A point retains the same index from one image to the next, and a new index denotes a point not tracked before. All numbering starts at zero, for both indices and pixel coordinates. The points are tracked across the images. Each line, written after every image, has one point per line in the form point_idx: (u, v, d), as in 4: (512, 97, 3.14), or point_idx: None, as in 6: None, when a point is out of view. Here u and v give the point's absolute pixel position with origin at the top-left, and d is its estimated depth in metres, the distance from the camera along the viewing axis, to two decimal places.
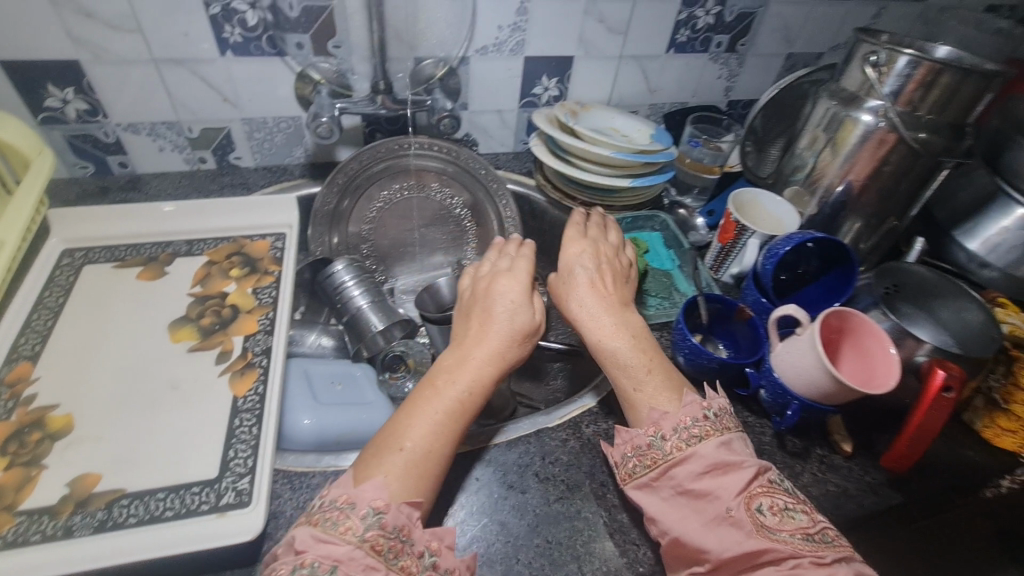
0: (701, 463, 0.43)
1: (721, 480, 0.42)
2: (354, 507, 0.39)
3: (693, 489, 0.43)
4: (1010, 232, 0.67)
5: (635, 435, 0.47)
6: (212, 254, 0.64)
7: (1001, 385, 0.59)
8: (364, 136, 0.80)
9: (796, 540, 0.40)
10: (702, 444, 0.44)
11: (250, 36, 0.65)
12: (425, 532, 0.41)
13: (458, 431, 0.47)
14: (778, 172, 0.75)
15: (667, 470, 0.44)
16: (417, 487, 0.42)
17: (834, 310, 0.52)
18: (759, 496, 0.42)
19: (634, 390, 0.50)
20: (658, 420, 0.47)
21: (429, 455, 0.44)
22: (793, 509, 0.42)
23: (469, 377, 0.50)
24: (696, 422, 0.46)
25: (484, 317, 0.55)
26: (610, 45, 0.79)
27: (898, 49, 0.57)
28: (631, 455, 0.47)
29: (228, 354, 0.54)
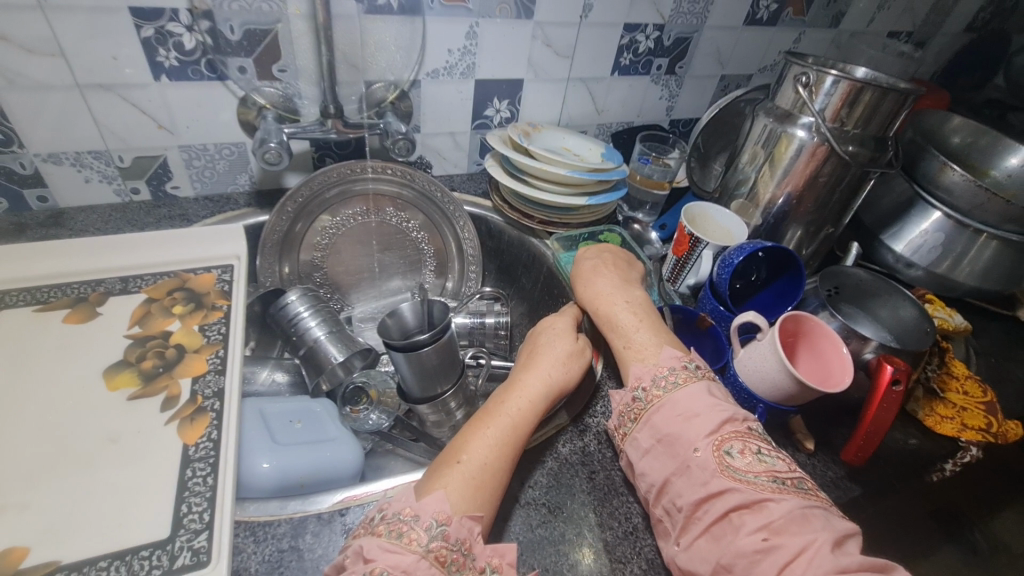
0: (674, 409, 0.47)
1: (696, 423, 0.45)
2: (417, 519, 0.40)
3: (669, 436, 0.46)
4: (929, 233, 0.73)
5: (622, 396, 0.52)
6: (151, 290, 0.59)
7: (937, 374, 0.65)
8: (314, 161, 0.77)
9: (761, 481, 0.41)
10: (678, 389, 0.48)
11: (187, 60, 0.62)
12: (487, 548, 0.41)
13: (517, 446, 0.48)
14: (722, 187, 0.79)
15: (648, 419, 0.48)
16: (476, 501, 0.43)
17: (789, 315, 0.55)
18: (730, 439, 0.44)
19: (624, 347, 0.56)
20: (640, 375, 0.51)
21: (488, 470, 0.45)
22: (766, 454, 0.43)
23: (522, 397, 0.52)
24: (673, 370, 0.50)
25: (540, 349, 0.59)
26: (558, 67, 0.81)
27: (825, 70, 0.61)
28: (622, 412, 0.51)
29: (175, 400, 0.50)
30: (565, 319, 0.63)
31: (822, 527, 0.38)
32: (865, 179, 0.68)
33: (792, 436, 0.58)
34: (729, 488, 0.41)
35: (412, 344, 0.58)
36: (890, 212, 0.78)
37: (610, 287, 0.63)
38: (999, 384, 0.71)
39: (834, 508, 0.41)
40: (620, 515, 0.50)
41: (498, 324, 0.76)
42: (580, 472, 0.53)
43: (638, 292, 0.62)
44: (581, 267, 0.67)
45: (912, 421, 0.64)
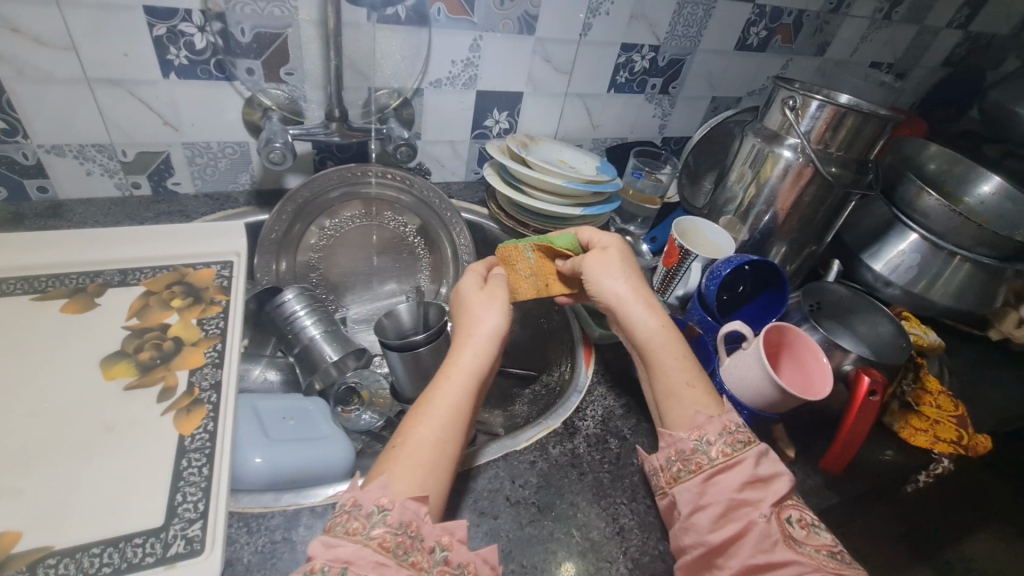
0: (745, 473, 0.45)
1: (762, 491, 0.45)
2: (361, 509, 0.39)
3: (734, 499, 0.44)
4: (906, 254, 0.77)
5: (678, 440, 0.49)
6: (150, 283, 0.60)
7: (913, 389, 0.68)
8: (315, 163, 0.79)
9: (819, 555, 0.42)
10: (748, 450, 0.46)
11: (196, 60, 0.63)
12: (435, 527, 0.40)
13: (462, 421, 0.46)
14: (711, 204, 0.82)
15: (712, 477, 0.46)
16: (423, 484, 0.41)
17: (774, 326, 0.57)
18: (790, 509, 0.45)
19: (689, 385, 0.51)
20: (703, 425, 0.48)
21: (432, 448, 0.43)
22: (818, 527, 0.44)
23: (464, 366, 0.49)
24: (738, 428, 0.48)
25: (466, 310, 0.55)
26: (557, 83, 0.84)
27: (811, 95, 0.64)
28: (675, 459, 0.48)
29: (171, 392, 0.50)
30: (473, 279, 0.58)
31: None
32: (847, 201, 0.71)
33: (774, 444, 0.60)
34: (793, 559, 0.41)
35: (408, 344, 0.60)
36: (870, 233, 0.82)
37: (635, 296, 0.56)
38: (970, 401, 0.74)
39: None
40: (607, 516, 0.51)
41: None
42: (569, 473, 0.54)
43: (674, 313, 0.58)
44: (592, 269, 0.58)
45: (888, 434, 0.66)
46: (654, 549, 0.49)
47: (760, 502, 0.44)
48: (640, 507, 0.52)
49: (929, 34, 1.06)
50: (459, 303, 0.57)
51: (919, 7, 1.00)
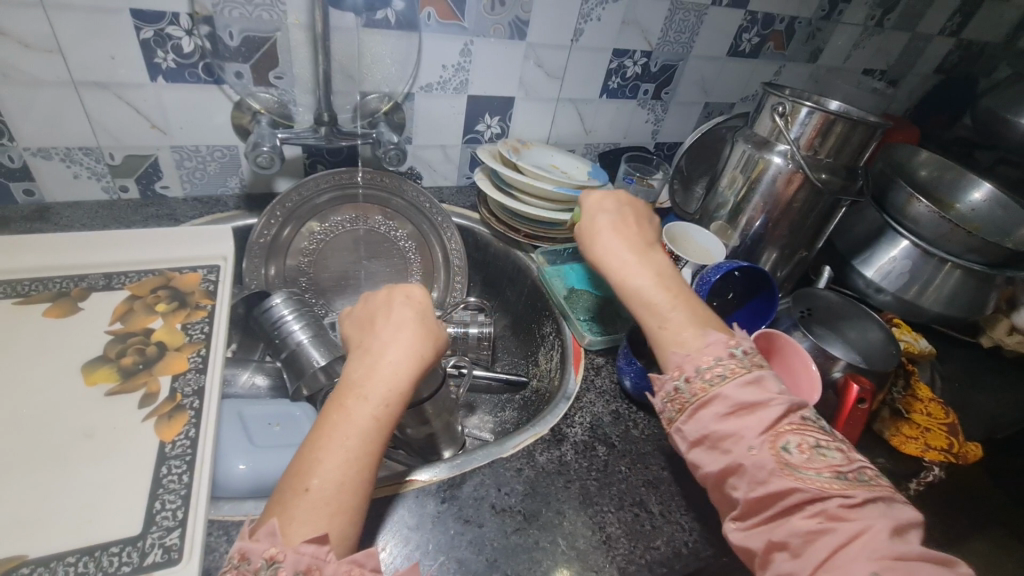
0: (725, 405, 0.44)
1: (750, 418, 0.43)
2: (249, 563, 0.38)
3: (721, 433, 0.43)
4: (897, 260, 0.77)
5: (663, 382, 0.49)
6: (135, 287, 0.59)
7: (902, 396, 0.68)
8: (305, 167, 0.79)
9: (825, 478, 0.39)
10: (727, 382, 0.45)
11: (184, 63, 0.63)
12: (341, 563, 0.39)
13: (375, 452, 0.45)
14: (703, 209, 0.82)
15: (694, 414, 0.45)
16: (329, 525, 0.41)
17: (763, 332, 0.57)
18: (786, 433, 0.42)
19: (661, 327, 0.51)
20: (680, 363, 0.48)
21: (341, 489, 0.42)
22: (825, 447, 0.41)
23: (381, 390, 0.48)
24: (719, 361, 0.46)
25: (392, 327, 0.53)
26: (549, 88, 0.84)
27: (800, 102, 0.65)
28: (667, 401, 0.48)
29: (153, 397, 0.50)
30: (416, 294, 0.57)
31: (880, 514, 0.37)
32: (837, 207, 0.71)
33: None
34: (789, 489, 0.39)
35: None
36: (861, 239, 0.82)
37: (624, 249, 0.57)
38: (961, 408, 0.74)
39: (897, 498, 0.40)
40: (594, 524, 0.50)
41: (481, 334, 0.77)
42: (556, 481, 0.53)
43: (663, 259, 0.57)
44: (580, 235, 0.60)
45: (879, 441, 0.66)
46: (641, 558, 0.49)
47: (746, 431, 0.42)
48: (627, 515, 0.52)
49: (921, 41, 1.06)
50: (386, 315, 0.54)
51: (910, 15, 1.00)
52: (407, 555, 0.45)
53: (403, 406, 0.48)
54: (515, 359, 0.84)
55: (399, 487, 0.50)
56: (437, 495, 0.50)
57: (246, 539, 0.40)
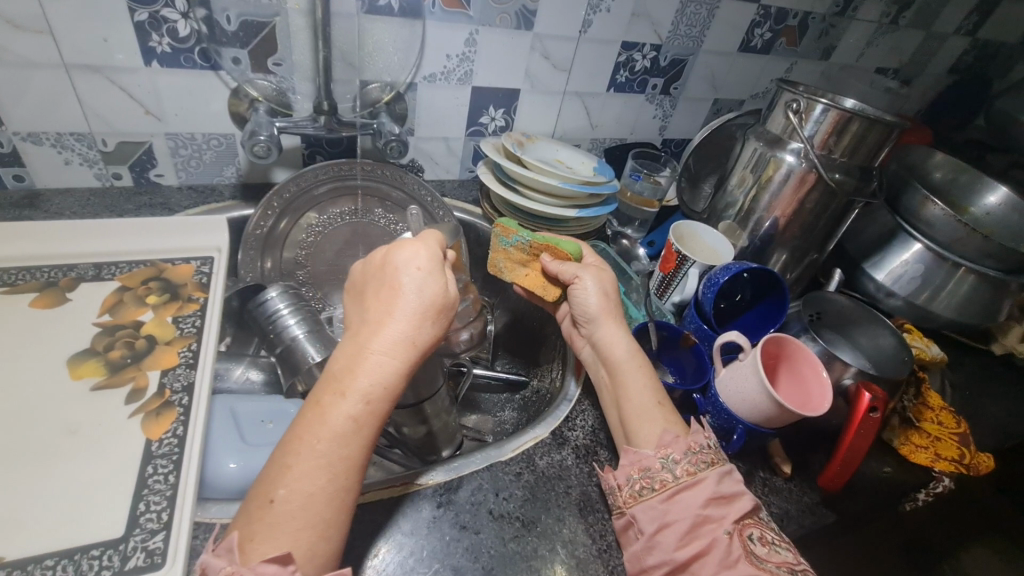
0: (707, 491, 0.45)
1: (725, 509, 0.45)
2: None
3: (697, 516, 0.44)
4: (909, 264, 0.75)
5: (643, 456, 0.48)
6: (125, 278, 0.57)
7: (913, 405, 0.66)
8: (304, 158, 0.76)
9: (781, 573, 0.41)
10: (709, 470, 0.46)
11: (180, 47, 0.61)
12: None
13: (351, 458, 0.40)
14: (711, 208, 0.80)
15: (675, 495, 0.45)
16: (293, 542, 0.37)
17: (772, 337, 0.55)
18: (751, 526, 0.44)
19: (658, 403, 0.51)
20: (668, 443, 0.48)
21: (312, 502, 0.38)
22: (779, 544, 0.44)
23: (360, 389, 0.41)
24: (703, 448, 0.48)
25: (391, 294, 0.45)
26: (555, 81, 0.82)
27: (815, 99, 0.62)
28: (638, 476, 0.47)
29: (141, 393, 0.48)
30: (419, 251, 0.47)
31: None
32: (850, 208, 0.69)
33: (770, 459, 0.59)
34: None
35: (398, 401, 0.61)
36: (873, 242, 0.79)
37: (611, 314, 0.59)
38: (971, 417, 0.72)
39: None
40: (594, 532, 0.49)
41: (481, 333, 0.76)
42: (556, 486, 0.52)
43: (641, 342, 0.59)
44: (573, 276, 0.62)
45: (888, 450, 0.64)
46: None
47: (723, 519, 0.44)
48: None
49: (936, 40, 1.04)
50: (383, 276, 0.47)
51: (927, 12, 0.98)
52: (400, 562, 0.44)
53: (385, 406, 0.42)
54: (515, 360, 0.83)
55: (405, 490, 0.49)
56: (434, 500, 0.48)
57: (208, 556, 0.37)
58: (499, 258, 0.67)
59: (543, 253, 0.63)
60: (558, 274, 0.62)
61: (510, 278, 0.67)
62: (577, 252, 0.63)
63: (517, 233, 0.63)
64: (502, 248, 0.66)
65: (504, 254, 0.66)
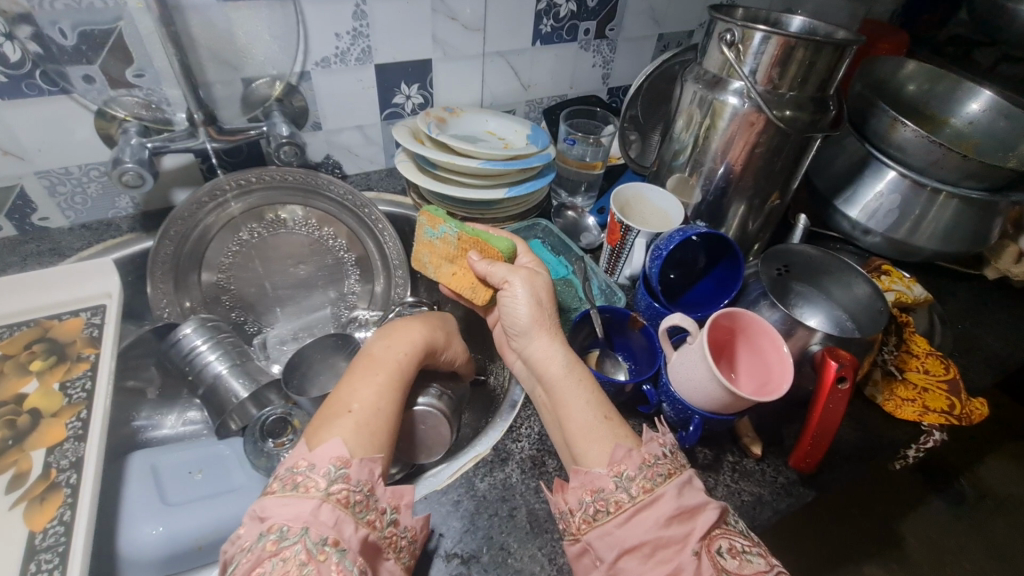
0: (668, 508, 0.39)
1: (689, 525, 0.39)
2: (313, 468, 0.38)
3: (660, 538, 0.39)
4: (884, 196, 0.67)
5: (595, 477, 0.43)
6: (5, 345, 0.52)
7: (894, 355, 0.60)
8: (203, 173, 0.69)
9: None
10: (668, 483, 0.41)
11: (17, 74, 0.53)
12: (388, 490, 0.41)
13: (401, 395, 0.48)
14: (660, 160, 0.72)
15: (633, 517, 0.40)
16: (374, 443, 0.42)
17: (722, 312, 0.49)
18: (718, 539, 0.39)
19: (606, 419, 0.46)
20: (621, 460, 0.43)
21: (381, 413, 0.44)
22: (750, 552, 0.39)
23: (404, 347, 0.52)
24: (659, 459, 0.43)
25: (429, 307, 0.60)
26: (470, 43, 0.73)
27: (751, 26, 0.53)
28: (591, 500, 0.42)
29: (24, 478, 0.44)
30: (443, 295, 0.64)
31: None
32: (808, 145, 0.61)
33: (738, 441, 0.54)
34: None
35: None
36: (842, 175, 0.71)
37: (540, 325, 0.52)
38: (964, 352, 0.66)
39: None
40: (544, 556, 0.45)
41: None
42: (499, 510, 0.47)
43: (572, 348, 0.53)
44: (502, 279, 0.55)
45: (871, 408, 0.59)
46: None
47: (687, 537, 0.38)
48: None
49: None
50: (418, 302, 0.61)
51: None
52: None
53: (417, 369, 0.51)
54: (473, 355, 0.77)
55: None
56: None
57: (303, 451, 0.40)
58: (423, 253, 0.60)
59: (472, 248, 0.57)
60: (487, 276, 0.56)
61: (436, 275, 0.60)
62: (509, 250, 0.58)
63: (445, 223, 0.58)
64: (428, 241, 0.59)
65: (431, 254, 0.60)
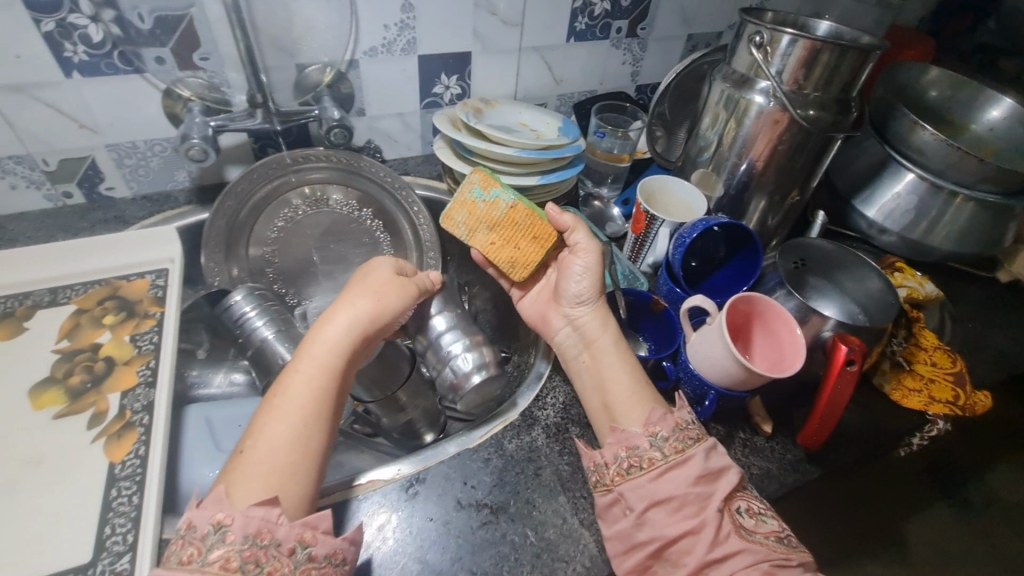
0: (697, 469, 0.44)
1: (714, 486, 0.44)
2: (195, 532, 0.38)
3: (688, 494, 0.43)
4: (902, 197, 0.70)
5: (629, 436, 0.47)
6: (81, 301, 0.57)
7: (903, 347, 0.63)
8: (254, 152, 0.74)
9: (769, 543, 0.42)
10: (696, 447, 0.46)
11: (97, 54, 0.58)
12: (294, 526, 0.39)
13: (311, 422, 0.44)
14: (685, 155, 0.75)
15: (665, 475, 0.44)
16: (270, 487, 0.41)
17: (741, 297, 0.52)
18: (738, 498, 0.44)
19: (644, 386, 0.51)
20: (655, 422, 0.47)
21: (278, 452, 0.42)
22: (765, 513, 0.44)
23: (314, 364, 0.47)
24: (690, 423, 0.48)
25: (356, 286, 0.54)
26: (508, 37, 0.76)
27: (780, 29, 0.57)
28: (626, 456, 0.46)
29: (102, 417, 0.49)
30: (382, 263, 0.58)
31: None
32: (829, 145, 0.64)
33: (749, 419, 0.57)
34: (743, 549, 0.41)
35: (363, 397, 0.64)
36: (862, 175, 0.74)
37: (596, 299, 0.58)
38: (973, 350, 0.68)
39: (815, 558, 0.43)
40: (566, 511, 0.49)
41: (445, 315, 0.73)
42: (526, 469, 0.51)
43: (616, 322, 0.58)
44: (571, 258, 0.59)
45: (878, 397, 0.62)
46: None
47: (711, 497, 0.43)
48: None
49: None
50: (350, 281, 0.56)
51: None
52: (368, 560, 0.45)
53: (336, 385, 0.47)
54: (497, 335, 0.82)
55: (372, 486, 0.49)
56: (405, 496, 0.49)
57: (193, 509, 0.39)
58: (461, 212, 0.57)
59: (523, 218, 0.56)
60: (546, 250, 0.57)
61: (467, 238, 0.58)
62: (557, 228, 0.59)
63: (500, 188, 0.55)
64: (471, 201, 0.56)
65: (461, 219, 0.57)
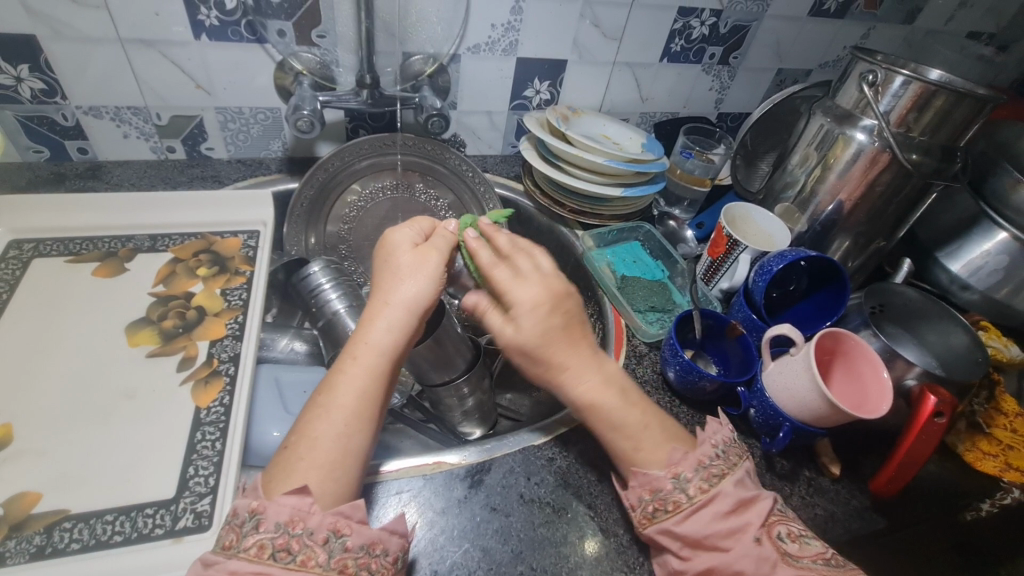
0: (727, 504, 0.42)
1: (746, 516, 0.42)
2: (236, 518, 0.38)
3: (722, 531, 0.41)
4: (991, 255, 0.67)
5: (653, 477, 0.44)
6: (178, 250, 0.60)
7: (984, 409, 0.61)
8: (347, 132, 0.77)
9: (818, 567, 0.39)
10: (724, 482, 0.43)
11: (227, 20, 0.61)
12: (327, 515, 0.38)
13: (356, 428, 0.42)
14: (767, 188, 0.74)
15: (693, 515, 0.42)
16: (307, 477, 0.39)
17: (829, 332, 0.52)
18: (776, 525, 0.42)
19: (646, 428, 0.47)
20: (677, 462, 0.45)
21: (318, 448, 0.40)
22: (807, 535, 0.42)
23: (360, 366, 0.44)
24: (714, 461, 0.45)
25: (389, 270, 0.48)
26: (604, 51, 0.78)
27: (895, 70, 0.56)
28: (649, 499, 0.44)
29: (191, 361, 0.50)
30: (408, 232, 0.50)
31: None
32: (927, 191, 0.62)
33: (817, 458, 0.55)
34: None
35: (422, 376, 0.64)
36: (948, 229, 0.72)
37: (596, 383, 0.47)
38: None
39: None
40: (626, 522, 0.48)
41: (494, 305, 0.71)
42: (589, 474, 0.51)
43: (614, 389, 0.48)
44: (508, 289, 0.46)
45: (950, 456, 0.60)
46: None
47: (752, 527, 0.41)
48: None
49: None
50: (382, 257, 0.50)
51: None
52: (431, 539, 0.44)
53: (383, 385, 0.45)
54: None
55: (438, 467, 0.49)
56: (474, 483, 0.49)
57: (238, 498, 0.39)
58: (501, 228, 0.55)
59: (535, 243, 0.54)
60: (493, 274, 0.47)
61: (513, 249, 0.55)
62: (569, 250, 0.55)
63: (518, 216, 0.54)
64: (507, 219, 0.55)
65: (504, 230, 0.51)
